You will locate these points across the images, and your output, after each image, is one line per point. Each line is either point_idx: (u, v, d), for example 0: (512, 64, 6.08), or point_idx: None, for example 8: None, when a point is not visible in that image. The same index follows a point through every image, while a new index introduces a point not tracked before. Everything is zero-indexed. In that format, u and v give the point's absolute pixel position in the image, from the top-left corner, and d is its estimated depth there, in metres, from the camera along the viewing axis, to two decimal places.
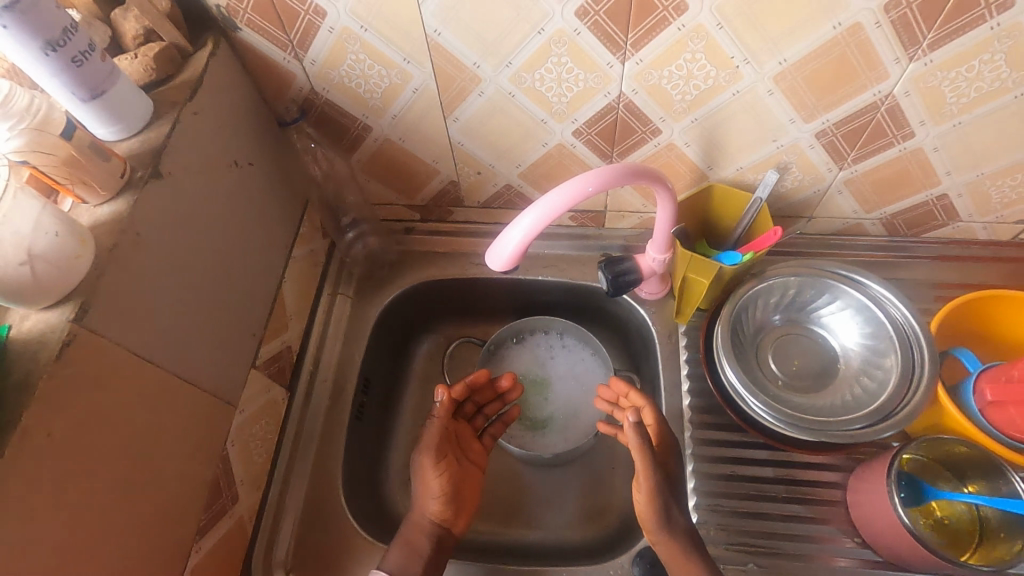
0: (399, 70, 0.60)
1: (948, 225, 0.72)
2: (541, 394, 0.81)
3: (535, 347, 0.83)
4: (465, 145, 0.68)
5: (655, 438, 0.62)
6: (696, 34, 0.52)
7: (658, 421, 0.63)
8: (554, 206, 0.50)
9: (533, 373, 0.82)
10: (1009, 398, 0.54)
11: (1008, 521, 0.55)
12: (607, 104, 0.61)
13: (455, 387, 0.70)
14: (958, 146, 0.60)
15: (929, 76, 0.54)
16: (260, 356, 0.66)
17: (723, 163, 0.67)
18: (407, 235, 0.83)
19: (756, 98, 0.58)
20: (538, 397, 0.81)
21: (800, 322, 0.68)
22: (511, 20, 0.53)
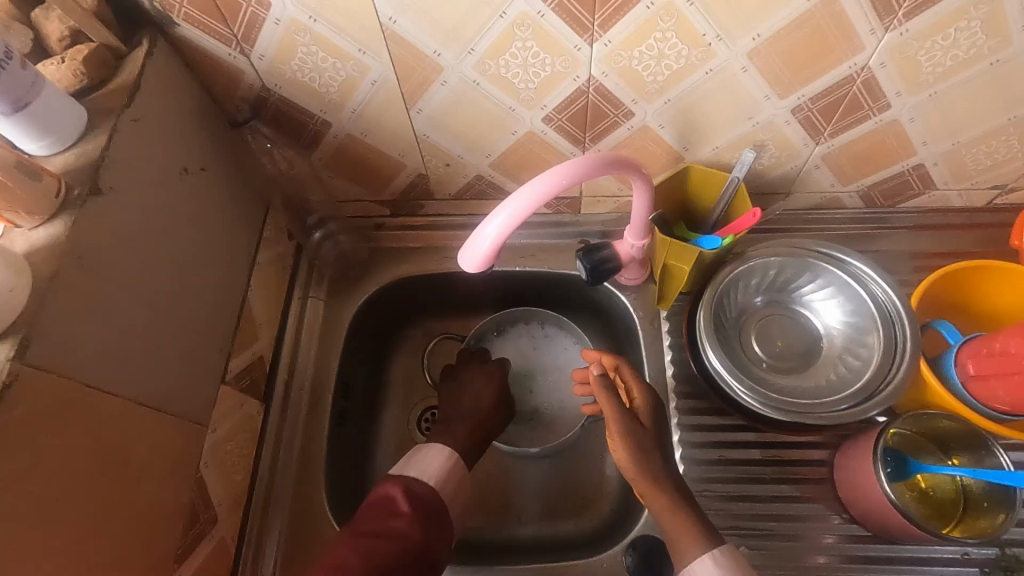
0: (355, 61, 0.56)
1: (924, 194, 0.71)
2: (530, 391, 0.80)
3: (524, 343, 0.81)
4: (431, 137, 0.65)
5: (635, 396, 0.60)
6: (666, 12, 0.50)
7: (635, 377, 0.60)
8: (528, 201, 0.48)
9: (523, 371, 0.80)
10: (993, 371, 0.54)
11: (991, 493, 0.55)
12: (576, 88, 0.58)
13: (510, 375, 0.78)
14: (934, 116, 0.59)
15: (905, 46, 0.52)
16: (230, 371, 0.63)
17: (699, 143, 0.65)
18: (378, 232, 0.79)
19: (730, 76, 0.56)
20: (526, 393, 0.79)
21: (782, 303, 0.67)
22: (470, 6, 0.50)
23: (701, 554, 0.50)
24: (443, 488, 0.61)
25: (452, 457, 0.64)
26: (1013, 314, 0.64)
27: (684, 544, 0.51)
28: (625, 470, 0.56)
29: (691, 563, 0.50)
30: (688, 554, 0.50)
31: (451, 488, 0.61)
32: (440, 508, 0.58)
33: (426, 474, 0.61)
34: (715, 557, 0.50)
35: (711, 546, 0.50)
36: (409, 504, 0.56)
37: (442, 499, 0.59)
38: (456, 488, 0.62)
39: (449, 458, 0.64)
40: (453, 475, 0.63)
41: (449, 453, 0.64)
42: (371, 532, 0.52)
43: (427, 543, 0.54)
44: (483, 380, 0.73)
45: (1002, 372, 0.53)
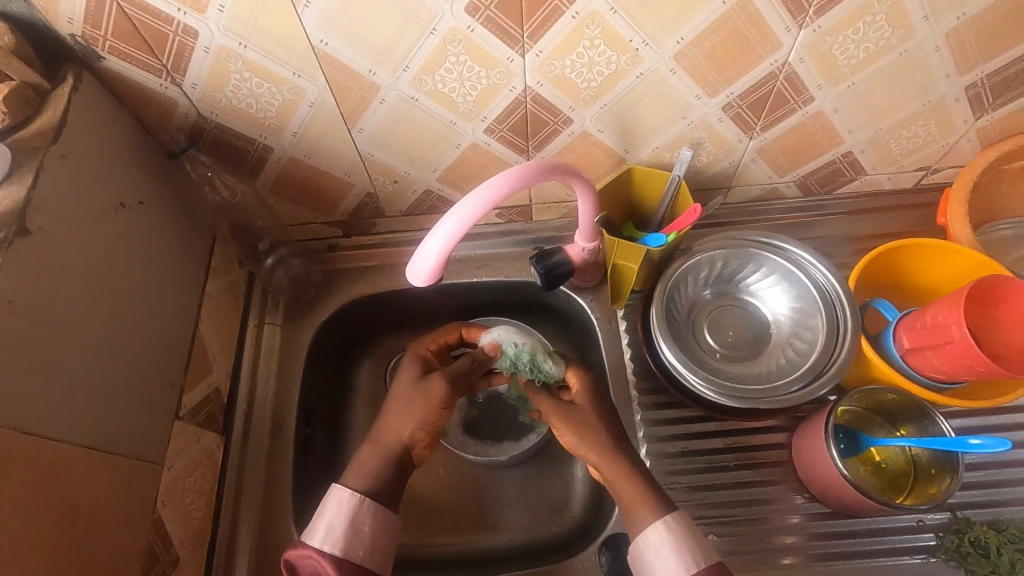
0: (290, 85, 0.56)
1: (856, 180, 0.75)
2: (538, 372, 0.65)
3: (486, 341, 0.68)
4: (375, 155, 0.65)
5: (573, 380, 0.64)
6: (591, 21, 0.51)
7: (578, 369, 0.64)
8: (473, 209, 0.49)
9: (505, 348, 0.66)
10: (925, 344, 0.56)
11: (937, 459, 0.58)
12: (514, 98, 0.59)
13: (472, 326, 0.69)
14: (854, 106, 0.62)
15: (819, 42, 0.55)
16: (183, 406, 0.62)
17: (639, 145, 0.67)
18: (332, 253, 0.79)
19: (660, 78, 0.58)
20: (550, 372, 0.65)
21: (731, 294, 0.69)
22: (400, 25, 0.51)
23: (654, 520, 0.53)
24: (340, 542, 0.54)
25: (349, 501, 0.55)
26: (945, 288, 0.67)
27: (636, 512, 0.54)
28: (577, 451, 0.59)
29: (643, 527, 0.53)
30: (641, 521, 0.53)
31: (356, 535, 0.54)
32: (340, 569, 0.53)
33: (315, 535, 0.54)
34: (668, 522, 0.52)
35: (664, 513, 0.53)
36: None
37: (339, 557, 0.53)
38: (361, 529, 0.55)
39: (350, 502, 0.55)
40: (354, 518, 0.55)
41: (346, 497, 0.56)
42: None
43: None
44: (403, 375, 0.65)
45: (933, 344, 0.55)
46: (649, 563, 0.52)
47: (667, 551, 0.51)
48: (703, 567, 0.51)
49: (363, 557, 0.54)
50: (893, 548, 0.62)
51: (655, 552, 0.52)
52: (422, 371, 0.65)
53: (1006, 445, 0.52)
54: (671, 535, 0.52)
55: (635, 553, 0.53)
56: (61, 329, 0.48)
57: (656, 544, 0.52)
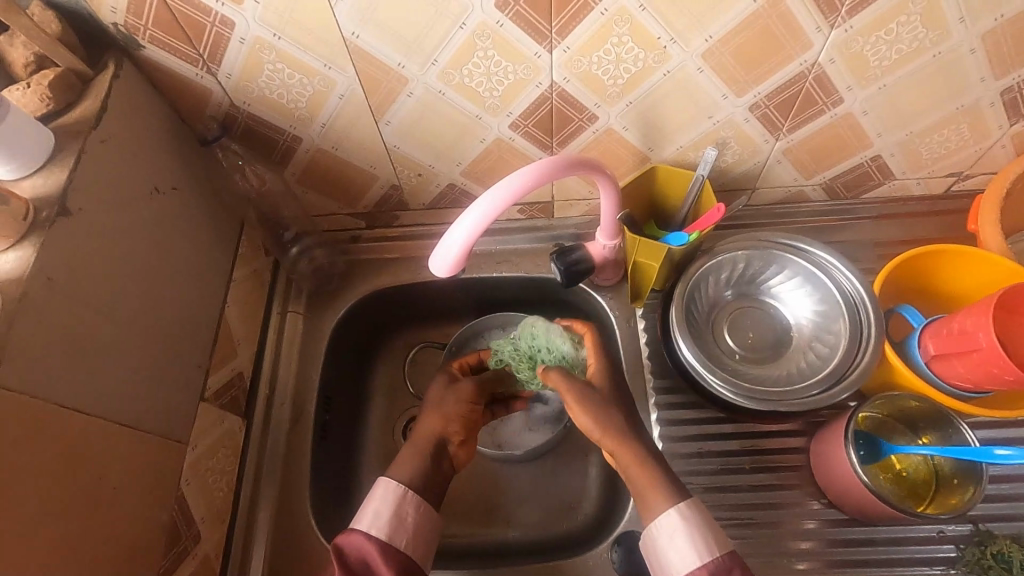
0: (320, 76, 0.57)
1: (884, 184, 0.74)
2: (558, 356, 0.64)
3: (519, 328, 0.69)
4: (402, 148, 0.67)
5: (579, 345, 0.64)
6: (620, 17, 0.52)
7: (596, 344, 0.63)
8: (497, 202, 0.49)
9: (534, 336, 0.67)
10: (952, 351, 0.55)
11: (960, 469, 0.57)
12: (540, 94, 0.59)
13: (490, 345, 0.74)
14: (885, 108, 0.61)
15: (851, 42, 0.54)
16: (208, 387, 0.63)
17: (663, 144, 0.67)
18: (355, 244, 0.80)
19: (687, 77, 0.58)
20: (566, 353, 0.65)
21: (751, 296, 0.69)
22: (430, 18, 0.51)
23: (667, 507, 0.52)
24: (387, 527, 0.54)
25: (394, 490, 0.56)
26: (974, 296, 0.65)
27: (650, 498, 0.53)
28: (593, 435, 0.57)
29: (656, 516, 0.52)
30: (656, 509, 0.53)
31: (403, 524, 0.55)
32: (387, 555, 0.53)
33: (363, 520, 0.54)
34: (681, 510, 0.52)
35: (677, 500, 0.52)
36: (340, 569, 0.51)
37: (388, 544, 0.53)
38: (409, 519, 0.55)
39: (394, 491, 0.56)
40: (402, 507, 0.55)
41: (393, 486, 0.56)
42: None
43: None
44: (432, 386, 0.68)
45: (959, 351, 0.54)
46: (662, 550, 0.52)
47: (681, 538, 0.51)
48: (717, 557, 0.50)
49: (412, 547, 0.54)
50: (912, 559, 0.61)
51: (668, 540, 0.51)
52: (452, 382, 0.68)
53: None
54: (684, 523, 0.51)
55: (649, 542, 0.53)
56: (94, 307, 0.50)
57: (669, 531, 0.51)
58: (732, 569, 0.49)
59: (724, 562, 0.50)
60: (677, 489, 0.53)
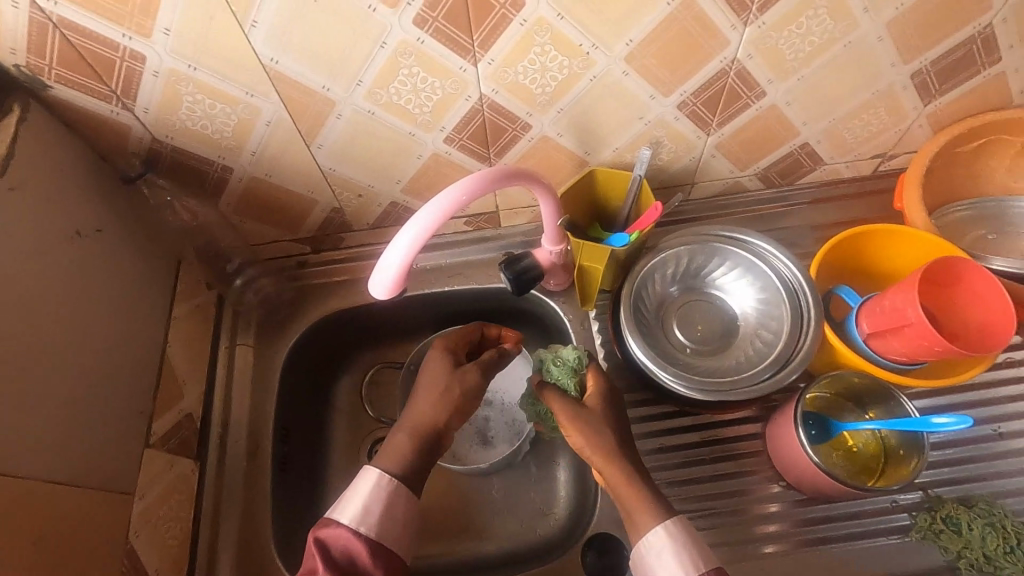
0: (243, 104, 0.56)
1: (816, 170, 0.76)
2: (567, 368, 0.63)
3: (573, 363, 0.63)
4: (338, 170, 0.65)
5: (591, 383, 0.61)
6: (539, 27, 0.52)
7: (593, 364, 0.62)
8: (431, 218, 0.49)
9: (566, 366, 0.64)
10: (885, 328, 0.57)
11: (904, 440, 0.59)
12: (470, 107, 0.59)
13: (490, 327, 0.71)
14: (806, 98, 0.64)
15: (766, 37, 0.56)
16: (154, 433, 0.61)
17: (599, 147, 0.67)
18: (302, 269, 0.78)
19: (613, 80, 0.58)
20: (580, 393, 0.62)
21: (698, 289, 0.70)
22: (349, 38, 0.51)
23: (655, 524, 0.52)
24: (377, 526, 0.52)
25: (388, 486, 0.54)
26: (906, 271, 0.68)
27: (639, 517, 0.52)
28: (583, 451, 0.57)
29: (644, 533, 0.52)
30: (643, 525, 0.52)
31: (390, 518, 0.53)
32: (375, 551, 0.51)
33: (349, 516, 0.52)
34: (668, 526, 0.51)
35: (665, 517, 0.52)
36: (324, 564, 0.49)
37: (374, 541, 0.52)
38: (396, 516, 0.54)
39: (387, 487, 0.54)
40: (390, 502, 0.54)
41: (386, 483, 0.55)
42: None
43: None
44: (432, 364, 0.64)
45: (892, 328, 0.56)
46: (651, 569, 0.51)
47: (668, 556, 0.50)
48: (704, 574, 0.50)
49: (397, 542, 0.53)
50: (869, 532, 0.62)
51: (658, 559, 0.51)
52: (453, 362, 0.64)
53: (969, 423, 0.53)
54: (672, 540, 0.51)
55: (638, 561, 0.52)
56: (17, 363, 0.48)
57: (657, 548, 0.51)
58: None
59: None
60: (664, 506, 0.53)
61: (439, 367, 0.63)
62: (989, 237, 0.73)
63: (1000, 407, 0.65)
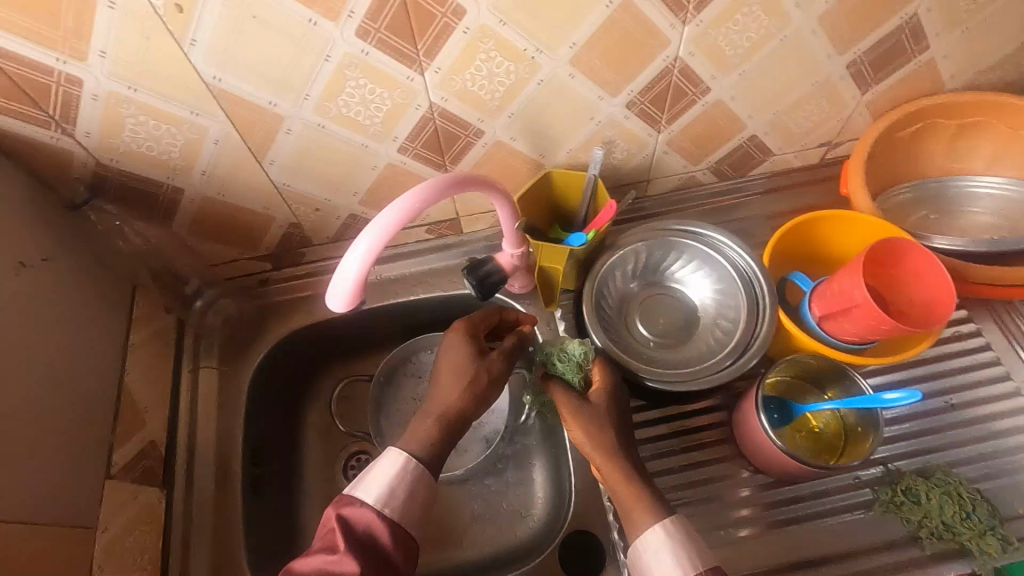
0: (189, 124, 0.55)
1: (766, 161, 0.78)
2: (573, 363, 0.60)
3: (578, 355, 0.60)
4: (292, 185, 0.65)
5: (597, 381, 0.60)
6: (483, 34, 0.53)
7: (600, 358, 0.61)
8: (385, 228, 0.49)
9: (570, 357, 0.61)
10: (836, 310, 0.59)
11: (862, 418, 0.61)
12: (422, 116, 0.60)
13: (508, 310, 0.69)
14: (749, 91, 0.65)
15: (704, 36, 0.58)
16: (115, 464, 0.61)
17: (553, 149, 0.68)
18: (264, 287, 0.77)
19: (561, 83, 0.59)
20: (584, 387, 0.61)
21: (657, 282, 0.71)
22: (292, 53, 0.51)
23: (653, 523, 0.52)
24: (399, 508, 0.54)
25: (412, 469, 0.56)
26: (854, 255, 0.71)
27: (635, 516, 0.52)
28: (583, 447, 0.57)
29: (642, 532, 0.52)
30: (640, 524, 0.52)
31: (411, 502, 0.55)
32: (396, 532, 0.53)
33: (373, 497, 0.53)
34: (665, 525, 0.51)
35: (661, 517, 0.52)
36: (346, 540, 0.50)
37: (395, 521, 0.53)
38: (417, 497, 0.55)
39: (410, 470, 0.56)
40: (412, 486, 0.55)
41: (410, 466, 0.56)
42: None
43: None
44: (452, 350, 0.63)
45: (842, 309, 0.58)
46: (648, 568, 0.51)
47: (665, 555, 0.50)
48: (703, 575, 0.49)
49: (415, 526, 0.55)
50: (836, 509, 0.64)
51: (653, 556, 0.51)
52: (476, 349, 0.63)
53: (918, 397, 0.54)
54: (670, 539, 0.51)
55: (634, 559, 0.52)
56: None
57: (654, 548, 0.51)
58: None
59: None
60: (661, 506, 0.53)
61: (459, 355, 0.62)
62: (931, 217, 0.76)
63: (951, 379, 0.69)
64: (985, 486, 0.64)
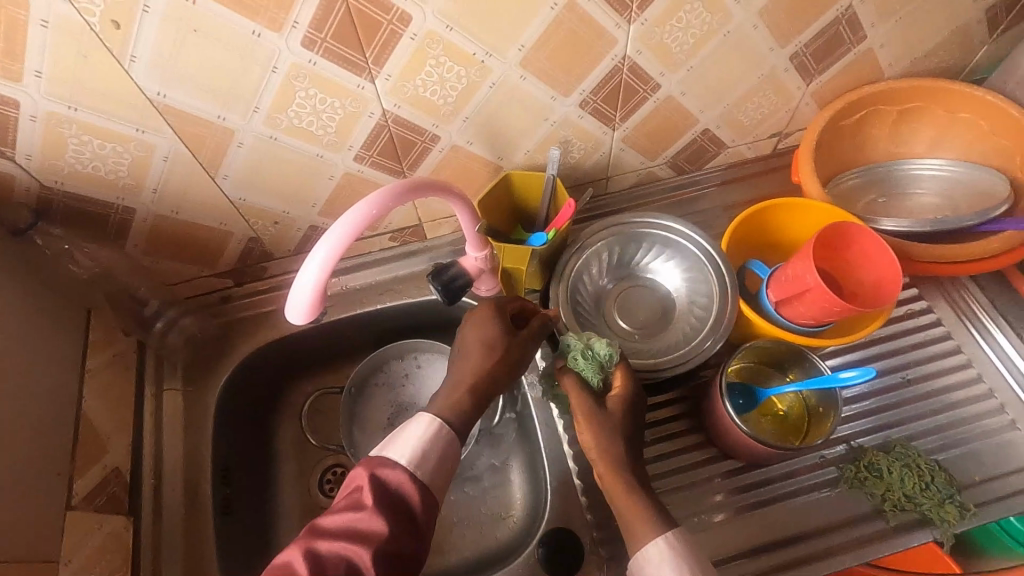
0: (136, 142, 0.54)
1: (721, 153, 0.80)
2: (595, 361, 0.60)
3: (603, 354, 0.60)
4: (248, 200, 0.64)
5: (616, 385, 0.60)
6: (431, 40, 0.53)
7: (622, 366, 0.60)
8: (341, 236, 0.48)
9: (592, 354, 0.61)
10: (791, 295, 0.61)
11: (822, 398, 0.62)
12: (376, 123, 0.59)
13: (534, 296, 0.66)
14: (698, 87, 0.67)
15: (650, 34, 0.59)
16: (76, 493, 0.59)
17: (511, 151, 0.69)
18: (226, 304, 0.76)
19: (512, 85, 0.60)
20: (601, 388, 0.60)
21: (628, 275, 0.72)
22: (237, 66, 0.50)
23: (654, 535, 0.51)
24: (428, 471, 0.52)
25: (443, 434, 0.54)
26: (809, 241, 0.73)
27: (635, 527, 0.52)
28: (589, 452, 0.57)
29: (643, 543, 0.51)
30: (641, 537, 0.51)
31: (440, 467, 0.53)
32: (426, 495, 0.50)
33: (405, 458, 0.51)
34: (670, 539, 0.51)
35: (665, 530, 0.51)
36: (376, 500, 0.48)
37: (426, 486, 0.51)
38: (447, 464, 0.53)
39: (441, 435, 0.54)
40: (443, 451, 0.53)
41: (442, 431, 0.54)
42: (325, 537, 0.46)
43: (401, 548, 0.46)
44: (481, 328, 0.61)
45: (796, 294, 0.60)
46: None
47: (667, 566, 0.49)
48: None
49: (441, 492, 0.53)
50: (803, 489, 0.66)
51: (654, 566, 0.49)
52: (505, 327, 0.61)
53: (871, 374, 0.56)
54: (674, 553, 0.50)
55: (634, 570, 0.51)
56: None
57: (657, 560, 0.50)
58: None
59: None
60: (666, 519, 0.52)
61: (489, 331, 0.60)
62: (880, 201, 0.79)
63: (903, 355, 0.71)
64: (941, 456, 0.66)
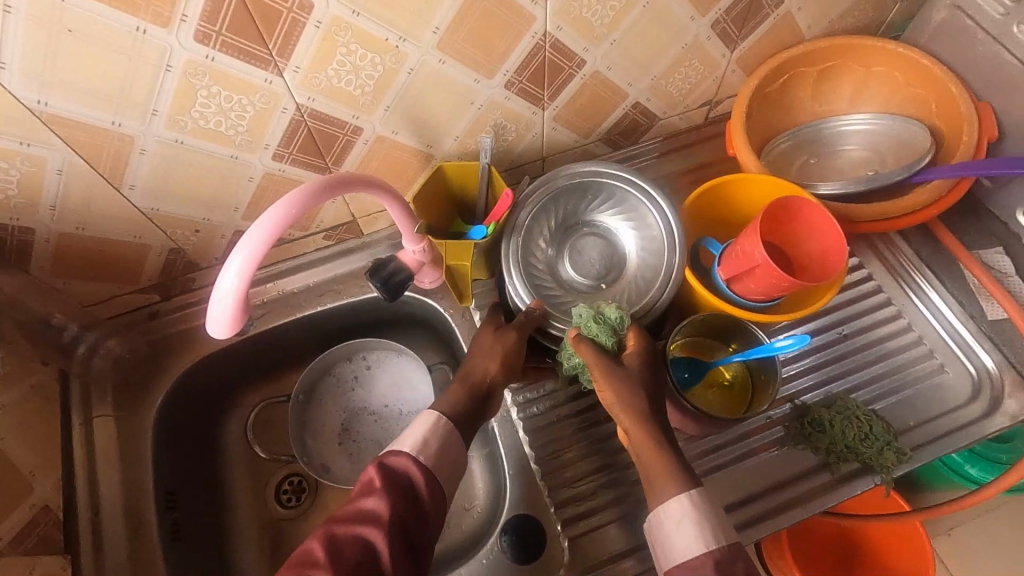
0: (22, 157, 0.50)
1: (653, 125, 0.80)
2: (608, 326, 0.59)
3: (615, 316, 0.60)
4: (161, 209, 0.60)
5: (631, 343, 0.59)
6: (337, 27, 0.50)
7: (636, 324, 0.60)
8: (254, 246, 0.46)
9: (602, 319, 0.60)
10: (743, 272, 0.61)
11: (764, 365, 0.64)
12: (290, 119, 0.56)
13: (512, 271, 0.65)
14: (623, 60, 0.66)
15: (569, 8, 0.57)
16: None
17: (440, 139, 0.67)
18: (154, 321, 0.72)
19: (431, 69, 0.57)
20: (616, 349, 0.59)
21: (575, 231, 0.72)
22: (125, 65, 0.46)
23: (678, 491, 0.50)
24: (432, 457, 0.53)
25: (442, 422, 0.55)
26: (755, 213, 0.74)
27: (658, 482, 0.52)
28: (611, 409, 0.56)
29: (667, 499, 0.50)
30: (665, 492, 0.51)
31: (445, 453, 0.54)
32: (431, 479, 0.52)
33: (409, 448, 0.53)
34: (692, 496, 0.50)
35: (689, 487, 0.50)
36: (384, 484, 0.49)
37: (431, 470, 0.52)
38: (451, 450, 0.55)
39: (441, 425, 0.55)
40: (446, 440, 0.55)
41: (440, 419, 0.56)
42: (343, 522, 0.47)
43: (408, 529, 0.47)
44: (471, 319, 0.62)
45: (746, 270, 0.60)
46: (666, 537, 0.50)
47: (690, 525, 0.49)
48: (721, 548, 0.48)
49: (448, 479, 0.54)
50: (753, 449, 0.67)
51: (675, 526, 0.49)
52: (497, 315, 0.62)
53: (805, 343, 0.58)
54: (696, 510, 0.49)
55: (653, 526, 0.51)
56: None
57: (676, 518, 0.49)
58: (736, 562, 0.47)
59: (728, 554, 0.47)
60: (688, 476, 0.51)
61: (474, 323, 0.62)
62: (812, 162, 0.80)
63: (839, 313, 0.74)
64: (879, 405, 0.69)
